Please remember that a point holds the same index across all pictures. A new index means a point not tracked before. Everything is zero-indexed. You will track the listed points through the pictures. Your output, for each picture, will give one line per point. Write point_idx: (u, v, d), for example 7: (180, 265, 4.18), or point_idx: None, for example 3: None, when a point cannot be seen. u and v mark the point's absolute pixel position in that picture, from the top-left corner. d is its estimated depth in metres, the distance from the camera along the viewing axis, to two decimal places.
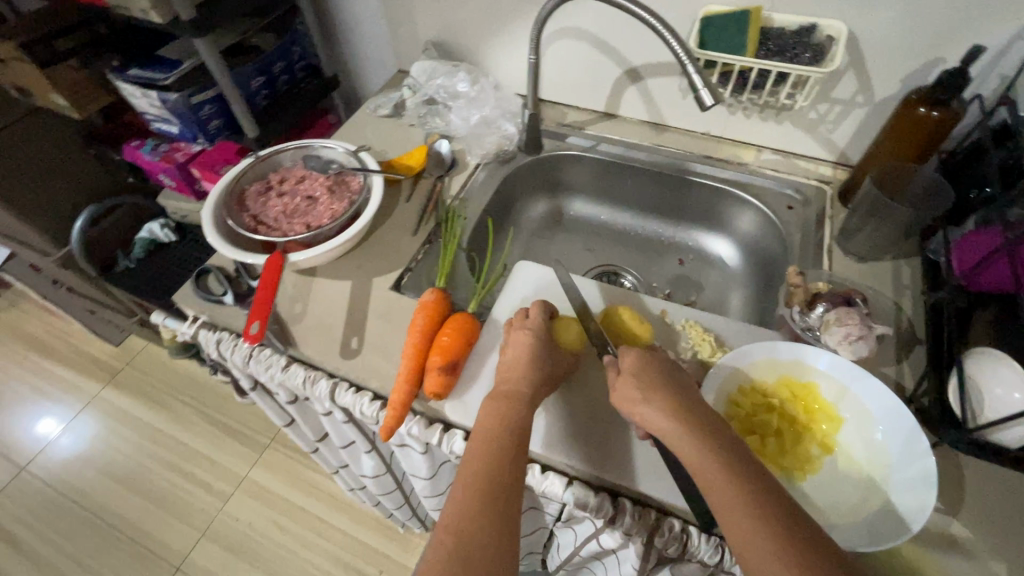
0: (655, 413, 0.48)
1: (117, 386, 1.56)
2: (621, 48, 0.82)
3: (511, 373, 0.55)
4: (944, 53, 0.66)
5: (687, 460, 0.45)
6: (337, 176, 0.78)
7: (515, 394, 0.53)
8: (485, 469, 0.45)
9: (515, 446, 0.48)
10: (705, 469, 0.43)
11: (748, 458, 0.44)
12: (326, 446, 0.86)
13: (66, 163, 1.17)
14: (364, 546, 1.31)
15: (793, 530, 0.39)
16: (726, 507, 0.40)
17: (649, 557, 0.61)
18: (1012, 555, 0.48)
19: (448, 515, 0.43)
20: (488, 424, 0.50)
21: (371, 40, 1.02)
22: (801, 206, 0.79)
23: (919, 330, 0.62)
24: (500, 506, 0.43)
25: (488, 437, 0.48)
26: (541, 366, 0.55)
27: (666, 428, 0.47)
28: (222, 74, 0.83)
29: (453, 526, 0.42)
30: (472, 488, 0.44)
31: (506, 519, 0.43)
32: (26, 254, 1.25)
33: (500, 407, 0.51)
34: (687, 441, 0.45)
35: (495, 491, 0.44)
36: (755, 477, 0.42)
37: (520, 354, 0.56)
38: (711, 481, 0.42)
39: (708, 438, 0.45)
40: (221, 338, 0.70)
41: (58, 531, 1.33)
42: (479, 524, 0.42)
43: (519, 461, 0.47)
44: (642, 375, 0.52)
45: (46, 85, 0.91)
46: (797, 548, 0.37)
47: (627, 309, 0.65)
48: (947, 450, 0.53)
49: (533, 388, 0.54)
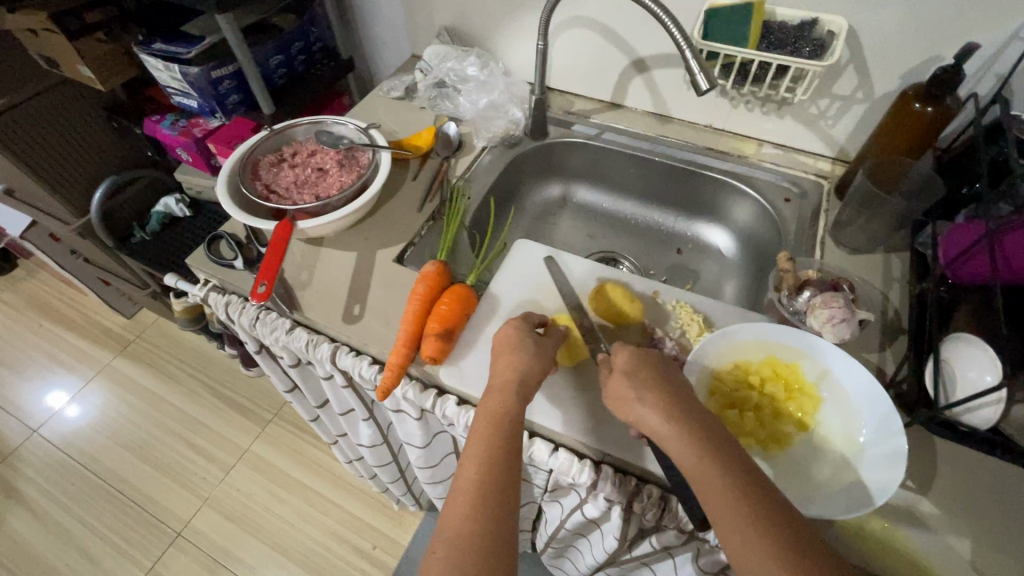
0: (646, 412, 0.49)
1: (127, 356, 1.61)
2: (628, 38, 0.84)
3: (503, 357, 0.56)
4: (942, 51, 0.67)
5: (680, 460, 0.46)
6: (348, 151, 0.81)
7: (508, 386, 0.53)
8: (480, 472, 0.47)
9: (509, 445, 0.49)
10: (699, 470, 0.45)
11: (741, 458, 0.45)
12: (325, 413, 0.89)
13: (89, 134, 1.21)
14: (361, 522, 1.33)
15: (787, 532, 0.40)
16: (722, 508, 0.42)
17: (630, 526, 0.63)
18: (977, 533, 0.50)
19: (446, 523, 0.44)
20: (482, 424, 0.51)
21: (387, 24, 1.05)
22: (798, 198, 0.80)
23: (903, 319, 0.64)
24: (497, 510, 0.45)
25: (483, 437, 0.49)
26: (534, 353, 0.56)
27: (661, 429, 0.48)
28: (243, 50, 0.86)
29: (450, 534, 0.43)
30: (469, 493, 0.45)
31: (500, 525, 0.44)
32: (47, 222, 1.29)
33: (493, 404, 0.52)
34: (684, 441, 0.47)
35: (489, 493, 0.45)
36: (750, 479, 0.44)
37: (512, 344, 0.57)
38: (706, 481, 0.44)
39: (699, 437, 0.46)
40: (230, 301, 0.73)
41: (66, 493, 1.37)
42: (473, 529, 0.43)
43: (511, 460, 0.48)
44: (634, 371, 0.53)
45: (74, 56, 0.95)
46: (793, 550, 0.39)
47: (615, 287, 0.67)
48: (921, 432, 0.55)
49: (525, 377, 0.54)
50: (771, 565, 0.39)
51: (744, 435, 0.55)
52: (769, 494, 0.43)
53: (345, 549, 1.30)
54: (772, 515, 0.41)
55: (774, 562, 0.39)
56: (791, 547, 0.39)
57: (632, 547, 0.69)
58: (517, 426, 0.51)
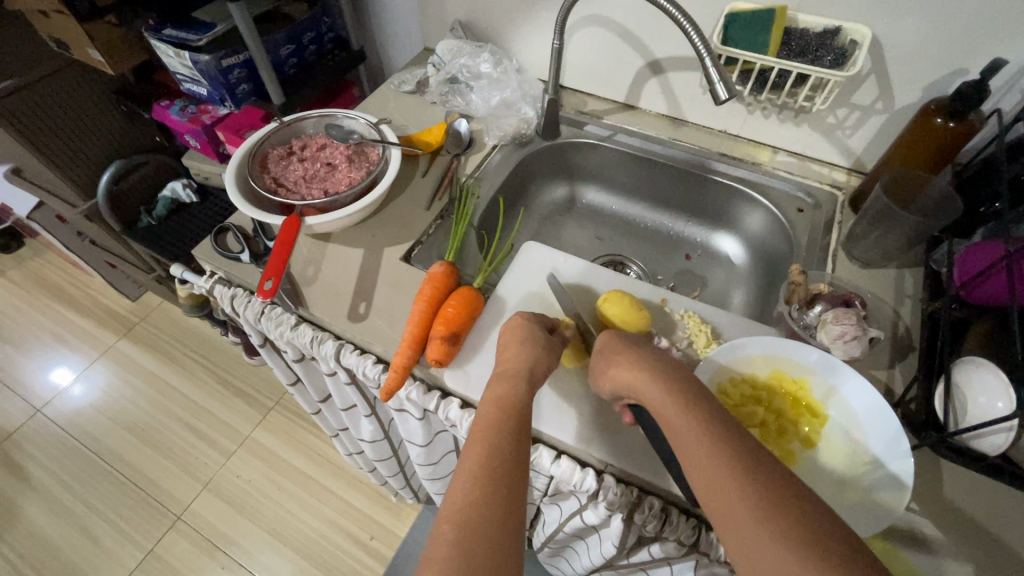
0: (642, 388, 0.49)
1: (132, 339, 1.61)
2: (646, 39, 0.83)
3: (511, 356, 0.56)
4: (967, 65, 0.66)
5: (680, 442, 0.44)
6: (358, 147, 0.80)
7: (517, 374, 0.54)
8: (488, 455, 0.46)
9: (513, 432, 0.48)
10: (687, 445, 0.43)
11: (738, 434, 0.43)
12: (328, 407, 0.89)
13: (97, 117, 1.20)
14: (359, 512, 1.34)
15: (787, 503, 0.38)
16: (709, 481, 0.40)
17: (629, 534, 0.63)
18: (980, 558, 0.49)
19: (450, 503, 0.43)
20: (489, 412, 0.50)
21: (400, 17, 1.03)
22: (811, 208, 0.79)
23: (914, 337, 0.63)
24: (504, 497, 0.43)
25: (490, 422, 0.49)
26: (543, 348, 0.57)
27: (656, 401, 0.48)
28: (254, 39, 0.85)
29: (456, 514, 0.42)
30: (474, 476, 0.44)
31: (509, 509, 0.43)
32: (54, 204, 1.29)
33: (499, 391, 0.52)
34: (677, 416, 0.45)
35: (496, 478, 0.44)
36: (744, 452, 0.42)
37: (519, 339, 0.57)
38: (694, 452, 0.42)
39: (695, 413, 0.45)
40: (236, 295, 0.73)
41: (69, 473, 1.38)
42: (480, 513, 0.42)
43: (519, 446, 0.48)
44: (632, 355, 0.53)
45: (84, 39, 0.94)
46: (792, 520, 0.37)
47: (612, 296, 0.63)
48: (927, 454, 0.55)
49: (535, 369, 0.54)
50: (768, 547, 0.36)
51: None
52: (770, 475, 0.40)
53: (342, 538, 1.30)
54: (773, 492, 0.39)
55: (778, 550, 0.36)
56: (791, 521, 0.37)
57: (630, 554, 0.69)
58: (526, 416, 0.50)
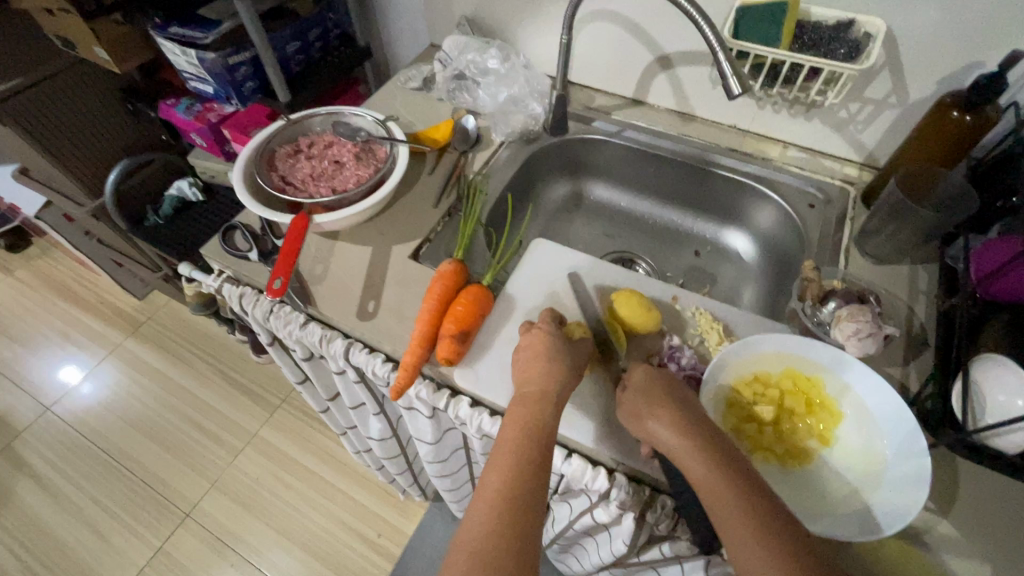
0: (683, 449, 0.47)
1: (139, 338, 1.62)
2: (655, 33, 0.82)
3: (535, 372, 0.54)
4: (984, 57, 0.65)
5: (706, 490, 0.45)
6: (365, 144, 0.80)
7: (544, 396, 0.52)
8: (508, 482, 0.45)
9: (538, 458, 0.48)
10: (718, 502, 0.44)
11: (761, 488, 0.44)
12: (336, 405, 0.89)
13: (103, 116, 1.20)
14: (366, 510, 1.34)
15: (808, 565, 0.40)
16: (742, 544, 0.41)
17: (641, 532, 0.63)
18: (997, 557, 0.49)
19: (468, 531, 0.43)
20: (513, 432, 0.50)
21: (405, 13, 1.03)
22: (823, 204, 0.78)
23: (929, 334, 0.63)
24: (522, 527, 0.43)
25: (515, 446, 0.48)
26: (569, 363, 0.55)
27: (688, 457, 0.47)
28: (259, 37, 0.84)
29: (474, 544, 0.42)
30: (494, 505, 0.44)
31: (528, 540, 0.43)
32: (61, 203, 1.29)
33: (523, 413, 0.51)
34: (722, 485, 0.44)
35: (515, 505, 0.44)
36: (769, 509, 0.43)
37: (544, 353, 0.55)
38: (723, 507, 0.43)
39: (732, 475, 0.45)
40: (244, 293, 0.73)
41: (78, 471, 1.39)
42: (500, 544, 0.42)
43: (541, 470, 0.47)
44: (666, 396, 0.51)
45: (90, 37, 0.94)
46: None
47: (626, 298, 0.62)
48: (944, 452, 0.54)
49: (562, 389, 0.53)
50: None
51: (761, 450, 0.54)
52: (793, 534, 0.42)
53: (350, 536, 1.31)
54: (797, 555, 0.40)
55: None
56: None
57: (640, 552, 0.68)
58: (549, 439, 0.50)
